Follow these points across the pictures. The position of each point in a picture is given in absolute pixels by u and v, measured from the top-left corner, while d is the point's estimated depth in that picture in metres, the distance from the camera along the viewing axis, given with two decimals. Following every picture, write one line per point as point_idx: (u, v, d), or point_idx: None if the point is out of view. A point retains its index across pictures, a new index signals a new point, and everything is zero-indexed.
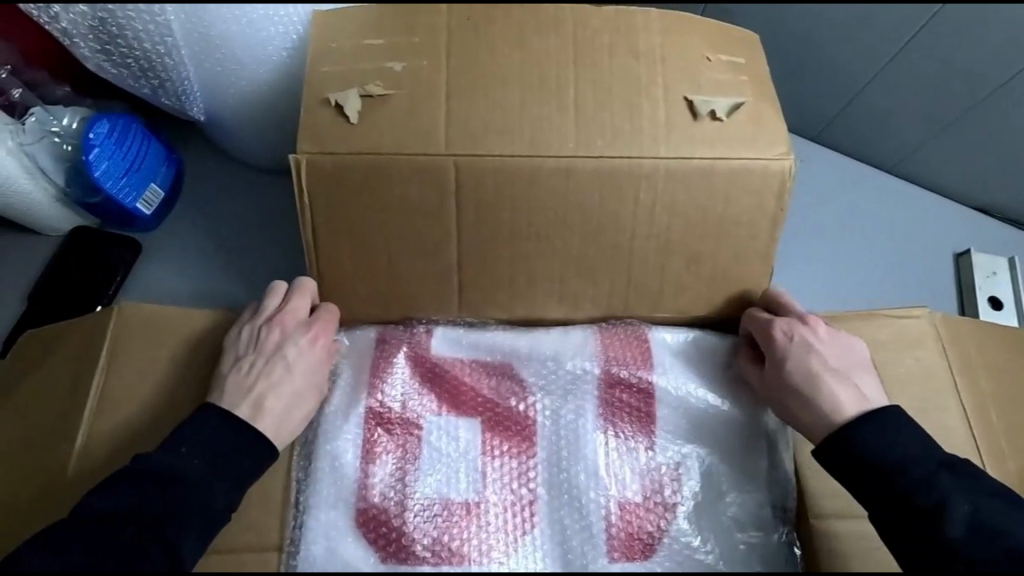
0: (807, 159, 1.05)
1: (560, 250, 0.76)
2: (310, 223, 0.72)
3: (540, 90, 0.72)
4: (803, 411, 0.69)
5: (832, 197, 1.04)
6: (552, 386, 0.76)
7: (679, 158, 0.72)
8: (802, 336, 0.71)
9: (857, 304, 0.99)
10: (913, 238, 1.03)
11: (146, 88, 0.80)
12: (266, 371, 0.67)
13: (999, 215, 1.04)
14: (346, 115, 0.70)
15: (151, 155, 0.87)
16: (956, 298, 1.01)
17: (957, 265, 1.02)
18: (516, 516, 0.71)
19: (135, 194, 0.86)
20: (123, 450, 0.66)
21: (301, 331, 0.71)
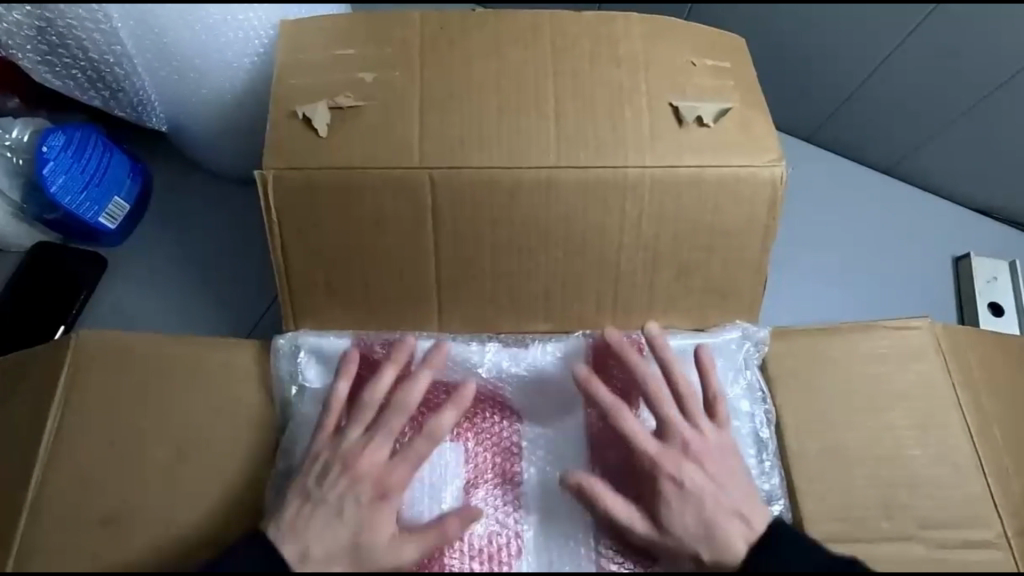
0: (804, 158, 1.01)
1: (544, 264, 0.73)
2: (279, 239, 0.70)
3: (518, 99, 0.69)
4: (696, 549, 0.63)
5: (832, 200, 1.01)
6: (537, 409, 0.75)
7: (664, 166, 0.68)
8: (692, 474, 0.64)
9: (860, 313, 0.95)
10: (916, 242, 0.99)
11: (94, 100, 0.79)
12: (336, 508, 0.62)
13: (1001, 218, 1.00)
14: (315, 130, 0.67)
15: (113, 167, 0.85)
16: (953, 303, 0.97)
17: (956, 268, 0.98)
18: (501, 547, 0.70)
19: (98, 209, 0.84)
20: (82, 482, 0.65)
21: (357, 451, 0.64)
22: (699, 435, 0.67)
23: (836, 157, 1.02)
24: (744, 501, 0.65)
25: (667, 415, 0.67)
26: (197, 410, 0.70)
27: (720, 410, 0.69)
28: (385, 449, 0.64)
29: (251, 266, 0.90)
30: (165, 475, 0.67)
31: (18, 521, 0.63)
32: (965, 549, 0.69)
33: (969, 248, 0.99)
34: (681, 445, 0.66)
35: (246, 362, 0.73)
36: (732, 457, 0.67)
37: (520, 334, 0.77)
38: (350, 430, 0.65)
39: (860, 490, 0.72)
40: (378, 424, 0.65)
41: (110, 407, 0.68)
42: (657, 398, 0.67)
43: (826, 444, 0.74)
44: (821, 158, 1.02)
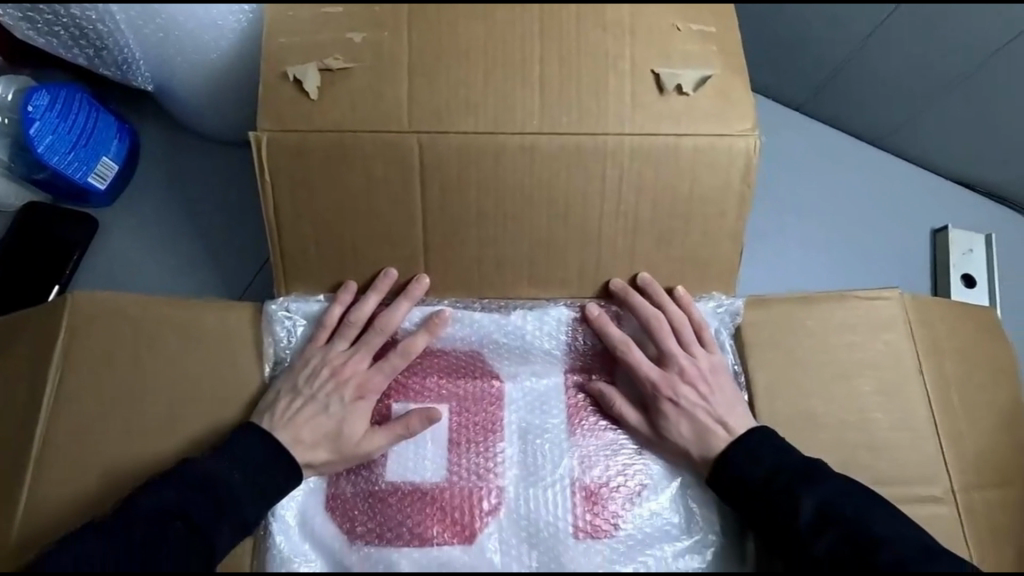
0: (791, 131, 1.03)
1: (528, 230, 0.75)
2: (271, 200, 0.72)
3: (503, 64, 0.70)
4: (687, 449, 0.74)
5: (816, 173, 1.02)
6: (518, 372, 0.79)
7: (644, 134, 0.70)
8: (688, 395, 0.74)
9: (835, 282, 0.98)
10: (896, 216, 1.01)
11: (79, 58, 0.80)
12: (324, 404, 0.72)
13: (984, 190, 1.02)
14: (306, 92, 0.69)
15: (99, 127, 0.86)
16: (929, 275, 0.99)
17: (934, 240, 1.01)
18: (482, 500, 0.74)
19: (86, 168, 0.86)
20: (84, 434, 0.70)
21: (342, 356, 0.74)
22: (695, 362, 0.75)
23: (823, 130, 1.03)
24: (726, 408, 0.73)
25: (671, 348, 0.76)
26: (189, 365, 0.73)
27: (709, 338, 0.77)
28: (367, 358, 0.74)
29: (242, 229, 0.92)
30: (161, 424, 0.71)
31: (28, 463, 0.69)
32: (916, 505, 0.73)
33: (948, 221, 1.01)
34: (681, 369, 0.75)
35: (237, 319, 0.75)
36: (724, 376, 0.76)
37: (504, 298, 0.80)
38: (335, 343, 0.74)
39: (820, 450, 0.76)
40: (361, 341, 0.74)
41: (104, 363, 0.72)
42: (663, 333, 0.76)
43: (792, 406, 0.78)
44: (808, 132, 1.03)
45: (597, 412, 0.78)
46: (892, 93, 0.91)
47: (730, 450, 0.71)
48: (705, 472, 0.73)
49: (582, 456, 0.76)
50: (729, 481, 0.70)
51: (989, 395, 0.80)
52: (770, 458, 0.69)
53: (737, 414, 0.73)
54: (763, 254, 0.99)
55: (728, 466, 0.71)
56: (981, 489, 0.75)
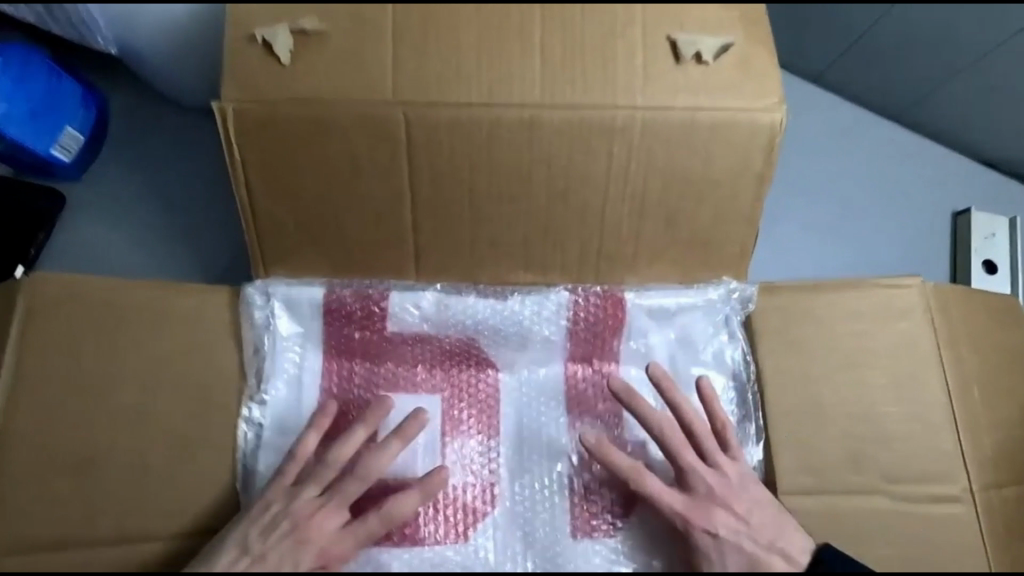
0: (809, 108, 0.94)
1: (526, 212, 0.69)
2: (242, 178, 0.65)
3: (499, 27, 0.63)
4: None
5: (833, 149, 0.95)
6: (515, 361, 0.76)
7: (656, 108, 0.63)
8: (726, 523, 0.64)
9: (848, 266, 0.93)
10: (915, 196, 0.96)
11: (31, 16, 0.74)
12: (276, 567, 0.59)
13: (1010, 171, 0.96)
14: (277, 57, 0.62)
15: (59, 94, 0.79)
16: (947, 258, 0.95)
17: (954, 224, 0.95)
18: (475, 496, 0.72)
19: (48, 140, 0.79)
20: (49, 431, 0.65)
21: (313, 484, 0.63)
22: (720, 473, 0.66)
23: (842, 109, 0.95)
24: (773, 529, 0.64)
25: (689, 462, 0.66)
26: (168, 354, 0.69)
27: (732, 443, 0.67)
28: (338, 517, 0.62)
29: (219, 207, 0.86)
30: (137, 417, 0.67)
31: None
32: (929, 502, 0.70)
33: (970, 203, 0.95)
34: (712, 495, 0.65)
35: (217, 304, 0.72)
36: (754, 483, 0.66)
37: (499, 283, 0.75)
38: (307, 438, 0.66)
39: (832, 446, 0.72)
40: (336, 487, 0.63)
41: (71, 355, 0.67)
42: (681, 446, 0.66)
43: (804, 399, 0.74)
44: (827, 111, 0.95)
45: (595, 404, 0.75)
46: (889, 80, 0.84)
47: None
48: None
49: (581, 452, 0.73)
50: None
51: (1008, 388, 0.76)
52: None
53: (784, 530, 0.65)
54: (771, 242, 0.93)
55: None
56: (997, 486, 0.72)
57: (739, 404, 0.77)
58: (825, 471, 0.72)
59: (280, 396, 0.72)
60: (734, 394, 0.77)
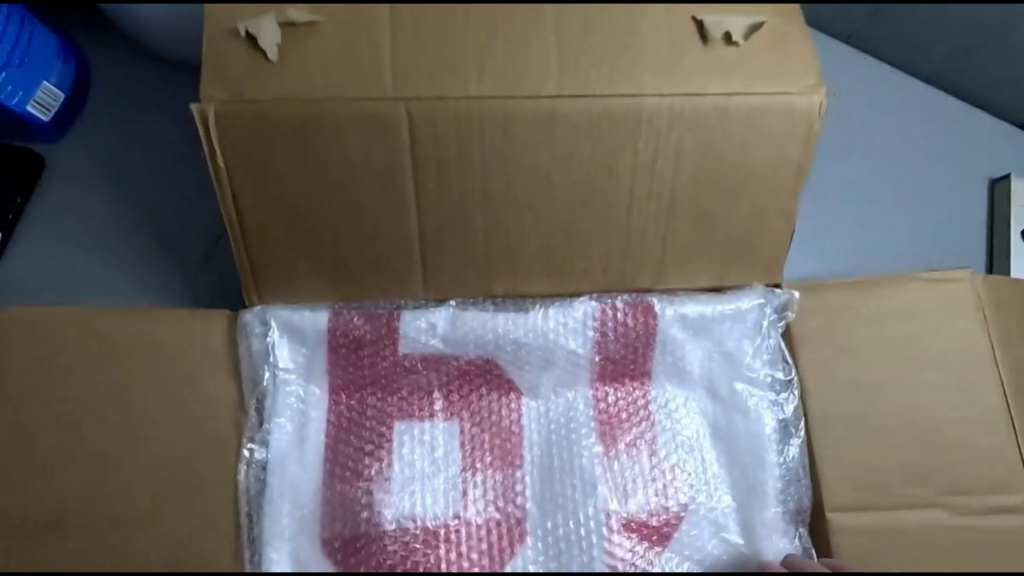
0: (845, 74, 0.85)
1: (545, 216, 0.63)
2: (230, 188, 0.59)
3: (511, 15, 0.57)
4: None
5: (878, 117, 0.86)
6: (540, 383, 0.70)
7: (686, 94, 0.57)
8: None
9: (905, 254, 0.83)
10: (957, 167, 0.86)
11: None
12: None
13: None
14: (262, 51, 0.55)
15: (38, 46, 0.75)
16: (984, 230, 0.84)
17: (991, 192, 0.85)
18: (502, 535, 0.65)
19: (22, 94, 0.75)
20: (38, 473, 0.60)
21: None
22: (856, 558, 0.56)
23: (879, 67, 0.86)
24: None
25: None
26: (158, 383, 0.63)
27: None
28: None
29: (206, 220, 0.80)
30: (123, 454, 0.61)
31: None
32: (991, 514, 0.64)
33: (1010, 170, 0.86)
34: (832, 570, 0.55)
35: (206, 332, 0.65)
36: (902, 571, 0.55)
37: (517, 296, 0.68)
38: None
39: (888, 458, 0.66)
40: None
41: (53, 392, 0.62)
42: None
43: (855, 410, 0.67)
44: (865, 75, 0.86)
45: (627, 425, 0.70)
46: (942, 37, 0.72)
47: None
48: None
49: (610, 477, 0.68)
50: None
51: None
52: None
53: None
54: (818, 234, 0.82)
55: None
56: None
57: (791, 420, 0.69)
58: (880, 484, 0.65)
59: (285, 433, 0.65)
60: (785, 409, 0.69)
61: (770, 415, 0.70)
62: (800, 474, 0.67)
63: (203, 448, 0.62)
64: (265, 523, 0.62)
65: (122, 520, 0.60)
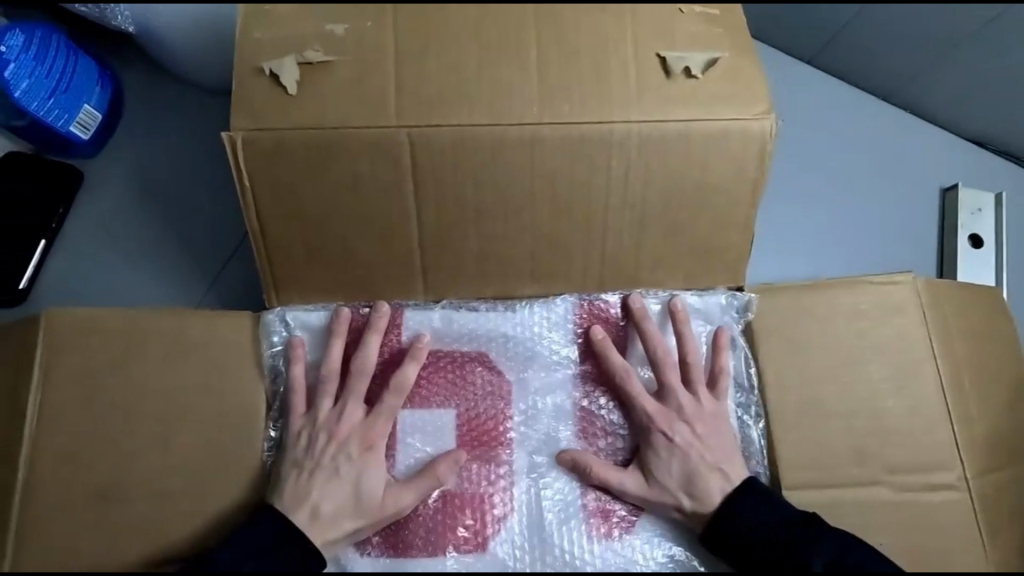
0: (801, 96, 0.95)
1: (529, 226, 0.71)
2: (253, 203, 0.67)
3: (500, 53, 0.66)
4: (677, 497, 0.71)
5: (836, 134, 0.95)
6: (529, 372, 0.76)
7: (652, 120, 0.66)
8: (682, 432, 0.72)
9: (858, 257, 0.92)
10: (907, 177, 0.95)
11: None
12: (332, 468, 0.68)
13: (996, 149, 0.95)
14: (285, 87, 0.64)
15: (79, 72, 0.84)
16: (936, 235, 0.93)
17: (942, 200, 0.94)
18: (492, 507, 0.72)
19: (67, 117, 0.84)
20: (81, 458, 0.67)
21: (353, 440, 0.69)
22: (694, 400, 0.73)
23: (835, 88, 0.96)
24: (722, 455, 0.72)
25: (669, 380, 0.74)
26: (189, 375, 0.71)
27: (720, 380, 0.75)
28: (359, 408, 0.70)
29: (228, 228, 0.88)
30: (158, 437, 0.69)
31: (16, 476, 0.66)
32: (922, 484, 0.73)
33: (958, 179, 0.95)
34: (675, 409, 0.73)
35: (231, 330, 0.73)
36: (723, 424, 0.74)
37: (507, 297, 0.77)
38: (320, 404, 0.71)
39: (836, 442, 0.74)
40: (375, 409, 0.71)
41: (92, 385, 0.69)
42: (665, 363, 0.74)
43: (806, 399, 0.75)
44: (820, 96, 0.96)
45: (607, 409, 0.76)
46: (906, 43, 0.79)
47: (722, 511, 0.69)
48: (701, 526, 0.71)
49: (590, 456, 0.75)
50: (718, 538, 0.69)
51: (1000, 380, 0.79)
52: (765, 516, 0.67)
53: (730, 464, 0.72)
54: (778, 243, 0.91)
55: (724, 515, 0.69)
56: (989, 471, 0.75)
57: (745, 405, 0.77)
58: (828, 463, 0.74)
59: None
60: (743, 396, 0.77)
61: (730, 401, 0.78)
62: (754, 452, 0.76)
63: (228, 433, 0.70)
64: None
65: (160, 496, 0.68)
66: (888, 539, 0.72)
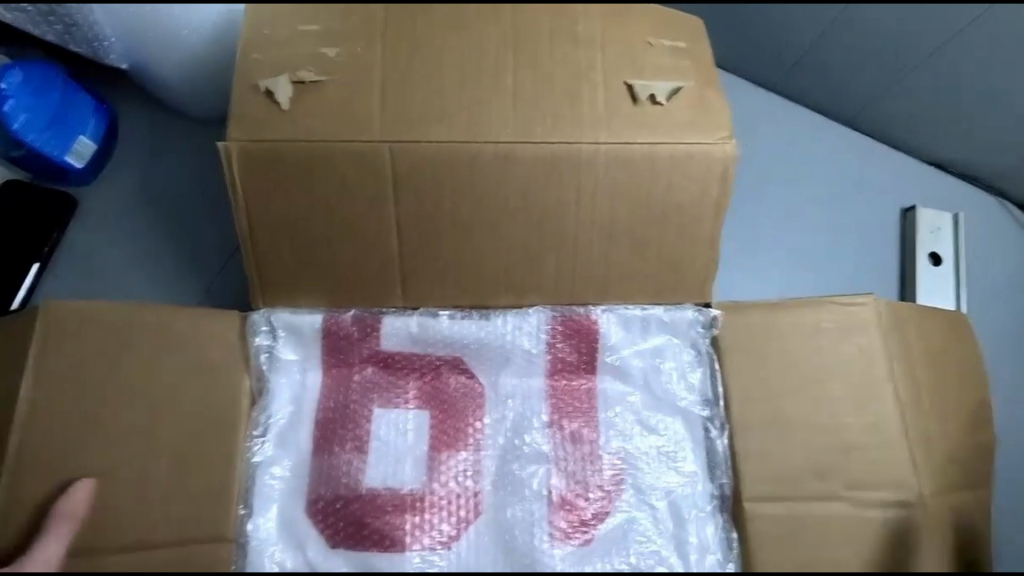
0: (776, 121, 0.99)
1: (503, 239, 0.75)
2: (245, 209, 0.72)
3: (477, 77, 0.71)
4: None
5: (811, 159, 0.99)
6: (501, 378, 0.80)
7: (619, 142, 0.70)
8: None
9: (826, 279, 0.95)
10: (876, 201, 0.98)
11: (50, 34, 0.82)
12: None
13: (955, 170, 0.99)
14: (278, 102, 0.69)
15: (75, 106, 0.88)
16: (896, 255, 0.96)
17: (901, 221, 0.98)
18: (460, 507, 0.74)
19: (64, 148, 0.88)
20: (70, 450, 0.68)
21: None
22: None
23: (810, 118, 1.00)
24: None
25: None
26: (177, 375, 0.72)
27: None
28: None
29: (220, 235, 0.93)
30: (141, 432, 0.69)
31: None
32: None
33: (916, 200, 0.98)
34: None
35: (224, 327, 0.75)
36: None
37: (481, 306, 0.79)
38: None
39: (793, 457, 0.73)
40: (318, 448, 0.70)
41: (83, 378, 0.70)
42: None
43: (769, 414, 0.75)
44: (795, 123, 1.00)
45: (575, 415, 0.79)
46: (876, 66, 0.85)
47: None
48: None
49: (556, 461, 0.77)
50: None
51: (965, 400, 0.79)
52: None
53: None
54: (745, 262, 0.95)
55: None
56: (950, 491, 0.74)
57: (707, 418, 0.79)
58: (792, 479, 0.73)
59: (283, 416, 0.76)
60: (707, 410, 0.79)
61: (692, 411, 0.79)
62: (720, 467, 0.76)
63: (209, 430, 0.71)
64: (255, 488, 0.72)
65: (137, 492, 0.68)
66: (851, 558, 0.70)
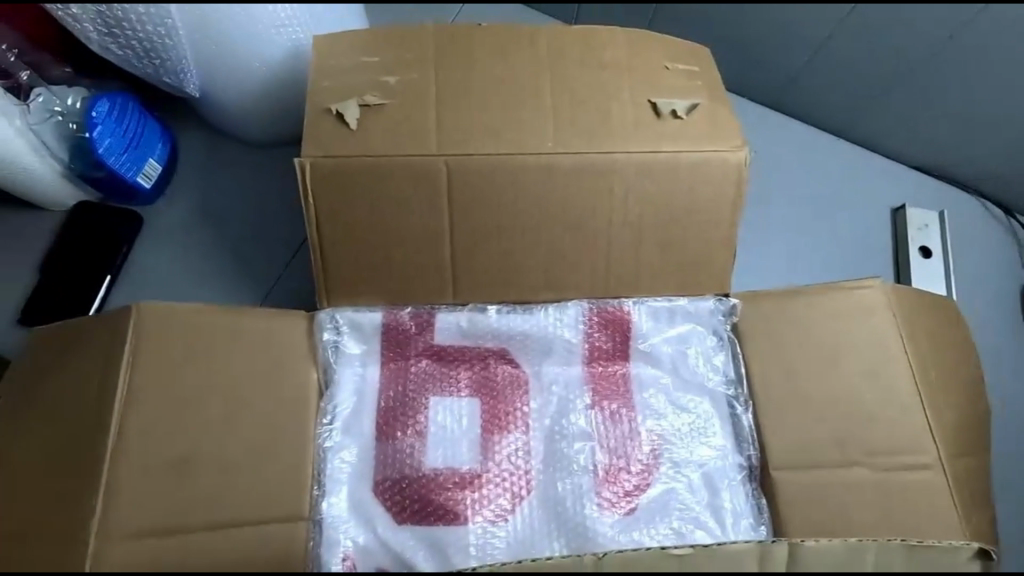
0: (772, 137, 1.12)
1: (544, 240, 0.84)
2: (315, 218, 0.80)
3: (521, 98, 0.81)
4: None
5: (805, 168, 1.11)
6: (543, 366, 0.88)
7: (646, 151, 0.80)
8: None
9: (829, 273, 1.04)
10: (868, 204, 1.09)
11: (147, 68, 0.89)
12: None
13: (938, 174, 1.10)
14: (347, 122, 0.78)
15: (147, 132, 0.98)
16: (891, 250, 1.07)
17: (894, 220, 1.09)
18: (513, 483, 0.83)
19: (135, 168, 0.96)
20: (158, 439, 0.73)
21: None
22: None
23: (801, 133, 1.12)
24: None
25: None
26: (258, 369, 0.79)
27: None
28: None
29: (275, 247, 1.01)
30: (223, 421, 0.76)
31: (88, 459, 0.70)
32: None
33: (905, 201, 1.09)
34: None
35: (295, 327, 0.83)
36: None
37: (524, 302, 0.88)
38: None
39: (817, 429, 0.81)
40: None
41: (171, 373, 0.75)
42: None
43: (788, 390, 0.84)
44: (788, 138, 1.12)
45: (612, 397, 0.88)
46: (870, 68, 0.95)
47: None
48: None
49: (597, 440, 0.86)
50: None
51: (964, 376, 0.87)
52: None
53: None
54: (753, 261, 1.05)
55: None
56: (961, 454, 0.80)
57: (733, 395, 0.88)
58: (813, 448, 0.80)
59: (347, 404, 0.84)
60: (733, 388, 0.88)
61: (719, 391, 0.89)
62: (750, 439, 0.85)
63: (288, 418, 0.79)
64: (327, 470, 0.80)
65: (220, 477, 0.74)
66: (869, 517, 0.76)
